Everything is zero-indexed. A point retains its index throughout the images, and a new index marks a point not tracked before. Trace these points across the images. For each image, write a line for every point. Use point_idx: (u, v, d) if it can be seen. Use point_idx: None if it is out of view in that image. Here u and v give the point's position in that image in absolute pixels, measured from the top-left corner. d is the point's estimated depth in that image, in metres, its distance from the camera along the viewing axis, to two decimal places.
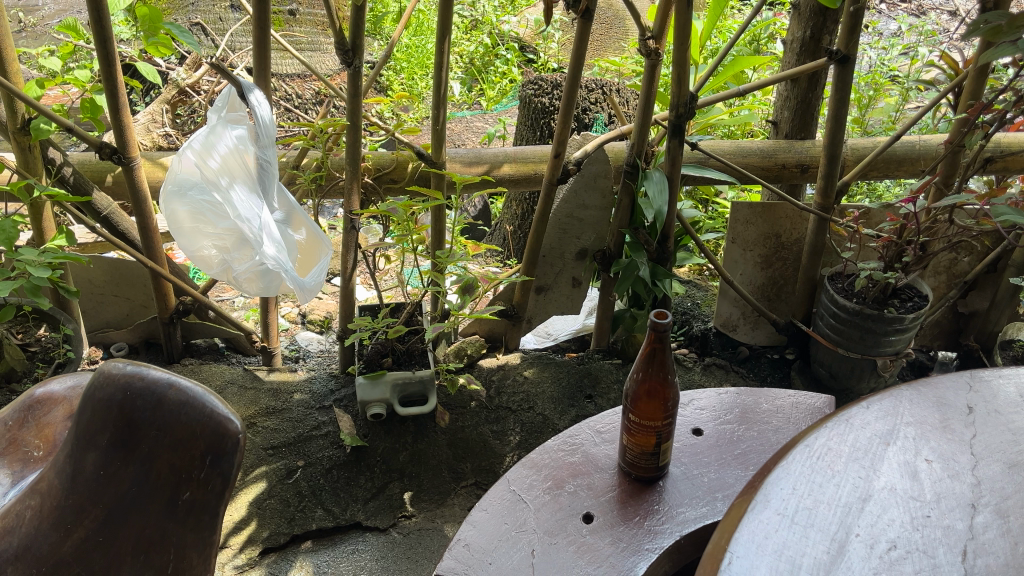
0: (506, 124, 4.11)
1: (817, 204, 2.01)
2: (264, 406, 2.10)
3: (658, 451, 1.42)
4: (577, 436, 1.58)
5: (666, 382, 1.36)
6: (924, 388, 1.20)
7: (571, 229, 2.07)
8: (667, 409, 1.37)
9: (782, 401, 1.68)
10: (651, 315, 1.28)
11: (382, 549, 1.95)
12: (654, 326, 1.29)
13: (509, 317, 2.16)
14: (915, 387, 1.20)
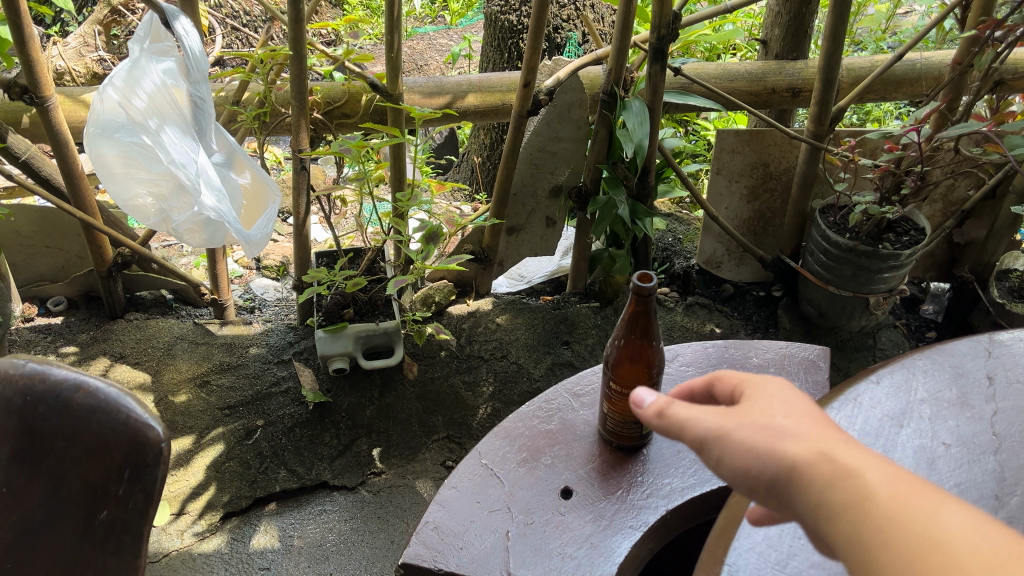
0: (471, 39, 3.88)
1: (809, 132, 1.85)
2: (218, 362, 1.94)
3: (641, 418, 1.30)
4: (554, 401, 1.45)
5: (647, 349, 1.23)
6: (939, 357, 1.08)
7: (544, 163, 1.90)
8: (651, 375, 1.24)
9: (771, 353, 1.56)
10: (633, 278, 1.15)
11: (350, 510, 1.90)
12: (637, 291, 1.15)
13: (479, 261, 2.00)
14: (928, 355, 1.09)
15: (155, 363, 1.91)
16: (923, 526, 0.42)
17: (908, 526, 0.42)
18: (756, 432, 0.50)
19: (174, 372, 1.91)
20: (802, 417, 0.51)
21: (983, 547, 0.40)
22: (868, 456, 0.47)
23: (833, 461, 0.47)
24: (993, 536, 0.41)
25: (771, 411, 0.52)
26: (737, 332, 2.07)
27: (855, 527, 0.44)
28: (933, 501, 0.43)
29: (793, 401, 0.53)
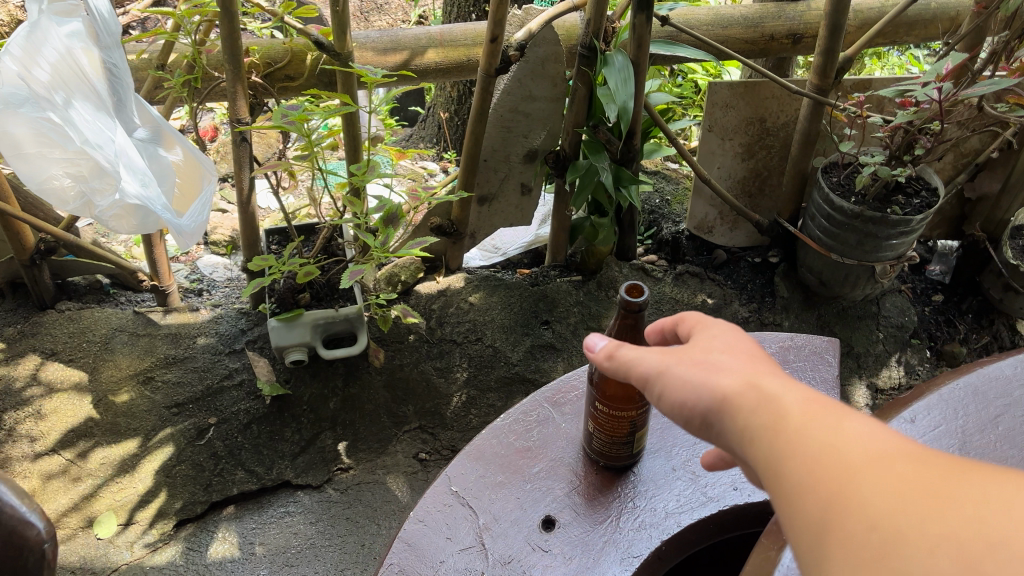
0: None
1: (812, 86, 1.65)
2: (163, 356, 1.75)
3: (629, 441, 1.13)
4: (534, 414, 1.27)
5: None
6: (981, 386, 0.90)
7: (516, 126, 1.70)
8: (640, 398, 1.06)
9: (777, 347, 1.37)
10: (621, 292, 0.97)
11: (315, 512, 1.75)
12: (626, 309, 0.97)
13: (448, 236, 1.81)
14: (967, 381, 0.91)
15: (92, 360, 1.71)
16: (824, 436, 0.48)
17: (811, 439, 0.48)
18: (691, 364, 0.60)
19: (114, 369, 1.71)
20: (736, 355, 0.59)
21: (875, 454, 0.45)
22: (785, 382, 0.54)
23: (755, 388, 0.54)
24: (885, 444, 0.46)
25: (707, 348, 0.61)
26: (731, 303, 1.91)
27: (769, 443, 0.50)
28: (838, 415, 0.50)
29: (732, 342, 0.62)
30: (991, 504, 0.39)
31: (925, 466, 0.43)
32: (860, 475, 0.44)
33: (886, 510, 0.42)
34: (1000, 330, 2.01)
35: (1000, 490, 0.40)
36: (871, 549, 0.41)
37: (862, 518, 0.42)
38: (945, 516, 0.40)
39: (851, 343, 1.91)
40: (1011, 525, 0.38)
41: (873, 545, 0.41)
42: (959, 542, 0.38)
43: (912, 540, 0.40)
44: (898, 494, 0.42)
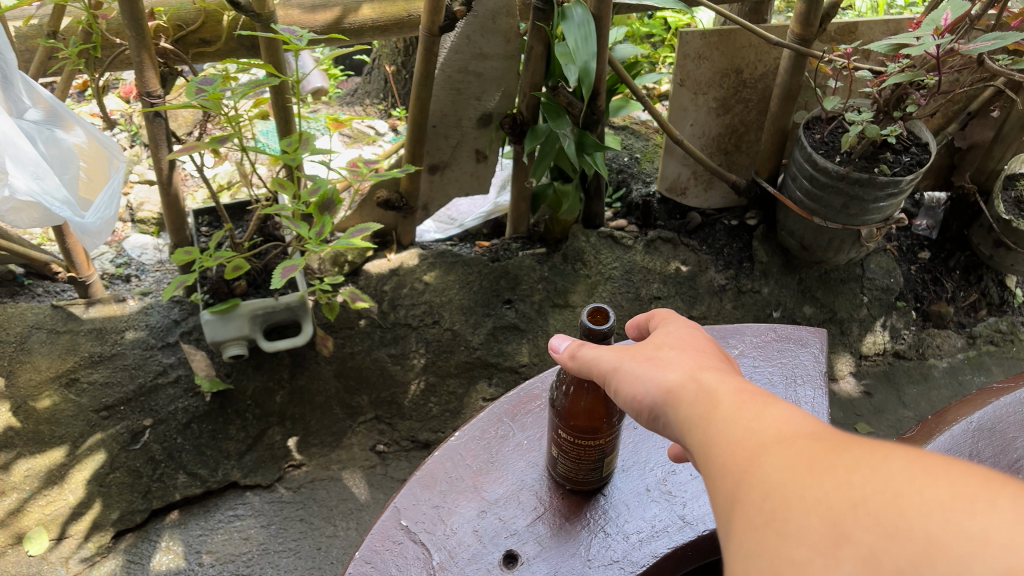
0: None
1: (794, 35, 1.48)
2: (87, 355, 1.57)
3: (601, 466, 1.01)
4: (492, 430, 1.15)
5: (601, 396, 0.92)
6: (999, 427, 0.78)
7: (467, 87, 1.52)
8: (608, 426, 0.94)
9: (761, 347, 1.21)
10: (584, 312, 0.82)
11: (267, 514, 1.64)
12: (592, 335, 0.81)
13: (397, 210, 1.64)
14: (986, 413, 0.79)
15: (6, 362, 1.51)
16: (745, 426, 0.55)
17: (739, 430, 0.55)
18: (645, 365, 0.69)
19: (32, 372, 1.52)
20: (685, 356, 0.68)
21: (782, 437, 0.52)
22: (721, 378, 0.63)
23: (692, 385, 0.63)
24: (798, 430, 0.53)
25: (657, 349, 0.71)
26: (707, 270, 1.78)
27: (701, 430, 0.59)
28: (762, 408, 0.57)
29: (684, 346, 0.70)
30: (862, 468, 0.45)
31: (823, 445, 0.50)
32: (768, 458, 0.51)
33: (786, 488, 0.48)
34: (988, 286, 1.92)
35: (874, 459, 0.46)
36: (765, 516, 0.47)
37: (766, 493, 0.49)
38: (824, 484, 0.46)
39: (834, 309, 1.80)
40: (869, 486, 0.44)
41: (768, 513, 0.47)
42: (829, 507, 0.44)
43: (797, 508, 0.46)
44: (793, 469, 0.49)
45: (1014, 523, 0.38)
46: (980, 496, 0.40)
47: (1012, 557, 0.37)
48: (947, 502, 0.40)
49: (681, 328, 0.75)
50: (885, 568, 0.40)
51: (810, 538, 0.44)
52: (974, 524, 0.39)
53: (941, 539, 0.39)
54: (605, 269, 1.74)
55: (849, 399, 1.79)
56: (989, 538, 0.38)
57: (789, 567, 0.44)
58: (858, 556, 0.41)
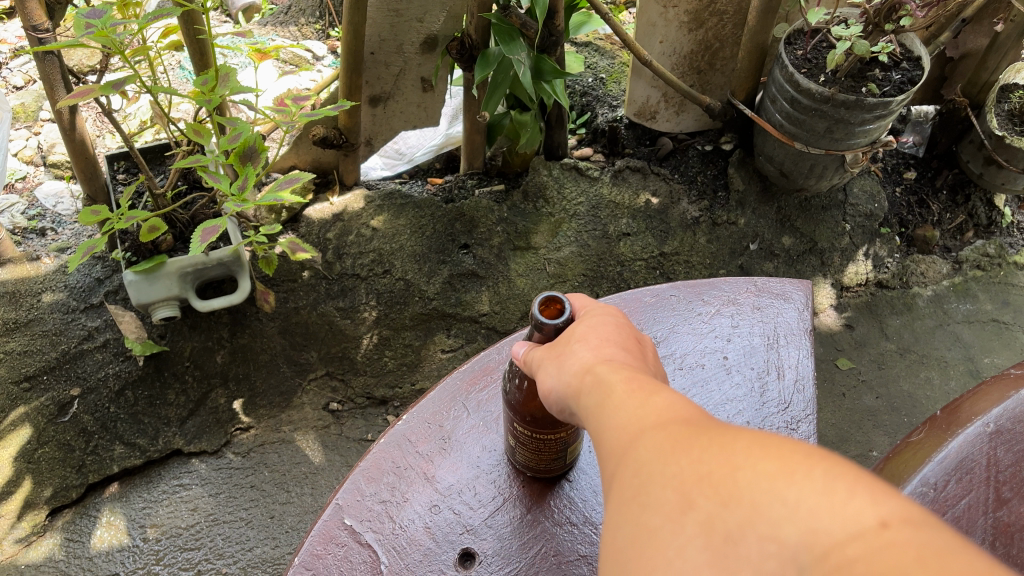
0: None
1: None
2: (1, 322, 1.44)
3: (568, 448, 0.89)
4: (443, 412, 1.05)
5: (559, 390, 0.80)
6: (1018, 429, 0.71)
7: (406, 8, 1.34)
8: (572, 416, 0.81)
9: (742, 304, 1.09)
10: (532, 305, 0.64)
11: (215, 482, 1.53)
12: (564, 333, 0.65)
13: (337, 148, 1.47)
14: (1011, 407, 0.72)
15: None
16: (625, 407, 0.49)
17: (615, 404, 0.49)
18: (553, 364, 0.57)
19: None
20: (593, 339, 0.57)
21: (658, 413, 0.46)
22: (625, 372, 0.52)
23: (590, 375, 0.53)
24: (674, 405, 0.47)
25: (568, 342, 0.58)
26: (679, 202, 1.65)
27: (590, 418, 0.51)
28: (649, 387, 0.50)
29: (596, 336, 0.58)
30: (714, 440, 0.41)
31: (692, 419, 0.45)
32: (639, 432, 0.46)
33: (646, 460, 0.43)
34: (976, 206, 1.80)
35: (730, 431, 0.42)
36: (628, 489, 0.43)
37: (631, 466, 0.44)
38: (680, 458, 0.41)
39: (815, 239, 1.69)
40: (716, 457, 0.40)
41: (630, 485, 0.43)
42: (681, 479, 0.40)
43: (654, 479, 0.42)
44: (658, 443, 0.44)
45: (827, 490, 0.35)
46: (806, 464, 0.37)
47: (822, 523, 0.34)
48: (775, 470, 0.37)
49: (594, 308, 0.62)
50: (718, 538, 0.37)
51: (662, 506, 0.40)
52: (795, 492, 0.36)
53: (766, 505, 0.36)
54: (570, 206, 1.61)
55: (830, 334, 1.70)
56: (805, 506, 0.35)
57: (642, 539, 0.40)
58: (700, 524, 0.38)
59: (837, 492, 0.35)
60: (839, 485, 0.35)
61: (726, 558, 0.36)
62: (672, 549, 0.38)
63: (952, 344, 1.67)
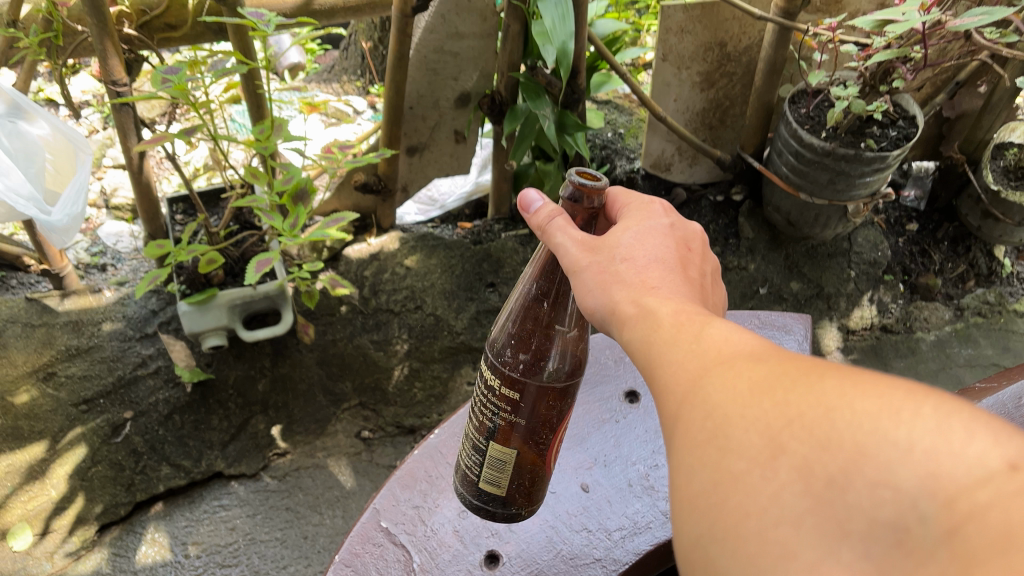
0: None
1: (778, 8, 1.44)
2: (64, 348, 1.54)
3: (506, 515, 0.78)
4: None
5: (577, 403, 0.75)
6: None
7: (443, 67, 1.48)
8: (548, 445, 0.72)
9: None
10: (570, 172, 0.65)
11: (253, 503, 1.64)
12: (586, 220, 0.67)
13: (376, 193, 1.61)
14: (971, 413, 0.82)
15: None
16: (686, 348, 0.49)
17: (673, 349, 0.49)
18: (595, 279, 0.60)
19: (9, 367, 1.49)
20: (642, 257, 0.61)
21: (724, 356, 0.46)
22: (671, 302, 0.55)
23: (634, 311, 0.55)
24: (737, 346, 0.47)
25: (612, 259, 0.60)
26: None
27: (638, 353, 0.53)
28: (702, 326, 0.51)
29: (639, 255, 0.61)
30: (800, 382, 0.40)
31: (761, 359, 0.44)
32: (708, 377, 0.45)
33: (721, 401, 0.43)
34: (977, 257, 1.90)
35: (817, 371, 0.41)
36: (700, 433, 0.42)
37: (702, 409, 0.43)
38: (762, 401, 0.41)
39: (821, 284, 1.79)
40: (806, 399, 0.39)
41: (702, 430, 0.42)
42: (767, 423, 0.39)
43: (734, 423, 0.41)
44: (734, 385, 0.43)
45: (942, 430, 0.34)
46: (913, 402, 0.36)
47: (942, 464, 0.33)
48: (876, 408, 0.36)
49: (637, 219, 0.66)
50: (819, 482, 0.36)
51: (748, 451, 0.39)
52: (903, 429, 0.35)
53: (870, 444, 0.35)
54: None
55: None
56: (918, 445, 0.34)
57: (725, 484, 0.39)
58: (796, 468, 0.37)
59: (951, 431, 0.34)
60: (954, 424, 0.34)
61: (831, 502, 0.35)
62: (767, 494, 0.37)
63: (954, 386, 1.75)
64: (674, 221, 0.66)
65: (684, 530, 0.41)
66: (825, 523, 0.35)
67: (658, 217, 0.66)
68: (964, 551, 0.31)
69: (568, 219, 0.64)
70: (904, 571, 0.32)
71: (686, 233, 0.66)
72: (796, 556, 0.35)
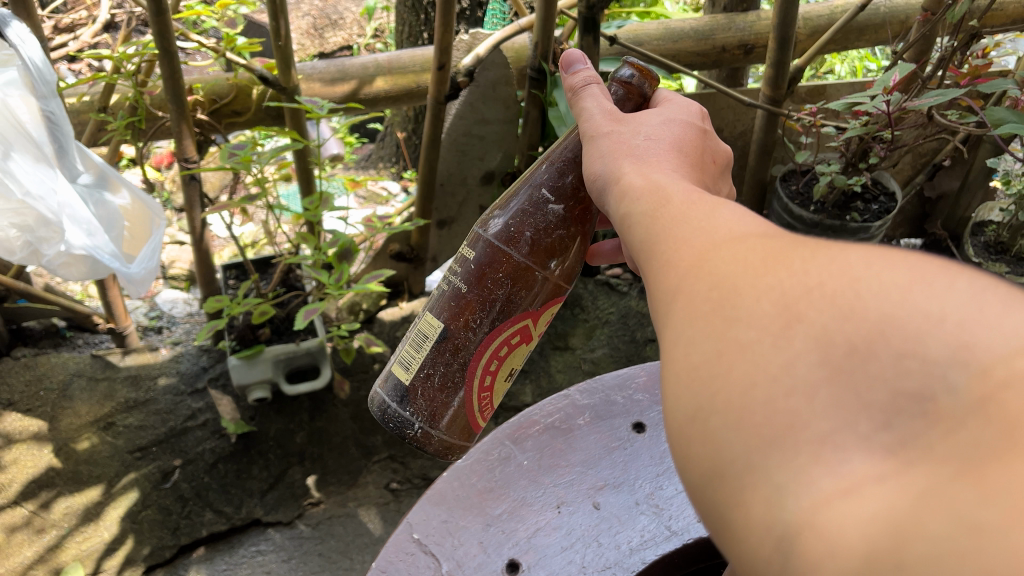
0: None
1: (766, 96, 1.62)
2: (122, 401, 1.69)
3: (405, 421, 0.80)
4: (494, 452, 1.24)
5: (525, 326, 0.77)
6: None
7: (471, 149, 1.68)
8: (469, 338, 0.77)
9: None
10: (624, 62, 0.77)
11: (288, 548, 1.76)
12: (623, 103, 0.76)
13: (409, 261, 1.80)
14: None
15: (50, 408, 1.63)
16: (696, 226, 0.52)
17: (685, 228, 0.52)
18: (610, 147, 0.66)
19: (73, 417, 1.64)
20: (656, 145, 0.65)
21: (733, 235, 0.49)
22: (684, 186, 0.58)
23: (647, 188, 0.59)
24: (744, 226, 0.50)
25: (634, 134, 0.67)
26: None
27: (643, 225, 0.56)
28: (712, 208, 0.54)
29: (654, 146, 0.65)
30: (819, 256, 0.43)
31: (770, 238, 0.47)
32: (719, 251, 0.48)
33: (733, 272, 0.45)
34: None
35: (832, 250, 0.43)
36: (706, 303, 0.45)
37: (709, 282, 0.46)
38: (777, 271, 0.43)
39: None
40: (827, 272, 0.41)
41: (709, 299, 0.45)
42: (783, 292, 0.42)
43: (745, 292, 0.43)
44: (744, 259, 0.46)
45: (975, 305, 0.37)
46: (944, 279, 0.39)
47: (970, 336, 0.36)
48: (906, 284, 0.39)
49: (663, 113, 0.70)
50: (840, 352, 0.38)
51: (761, 321, 0.41)
52: (934, 303, 0.37)
53: (900, 316, 0.38)
54: (603, 314, 1.88)
55: None
56: (951, 317, 0.37)
57: (735, 353, 0.41)
58: (812, 337, 0.39)
59: (986, 307, 0.37)
60: (987, 305, 0.37)
61: (851, 371, 0.37)
62: (779, 362, 0.39)
63: None
64: (696, 126, 0.70)
65: (683, 401, 0.43)
66: (843, 393, 0.37)
67: (690, 119, 0.70)
68: (996, 414, 0.34)
69: (603, 90, 0.75)
70: (930, 439, 0.35)
71: (712, 147, 0.70)
72: (809, 426, 0.37)
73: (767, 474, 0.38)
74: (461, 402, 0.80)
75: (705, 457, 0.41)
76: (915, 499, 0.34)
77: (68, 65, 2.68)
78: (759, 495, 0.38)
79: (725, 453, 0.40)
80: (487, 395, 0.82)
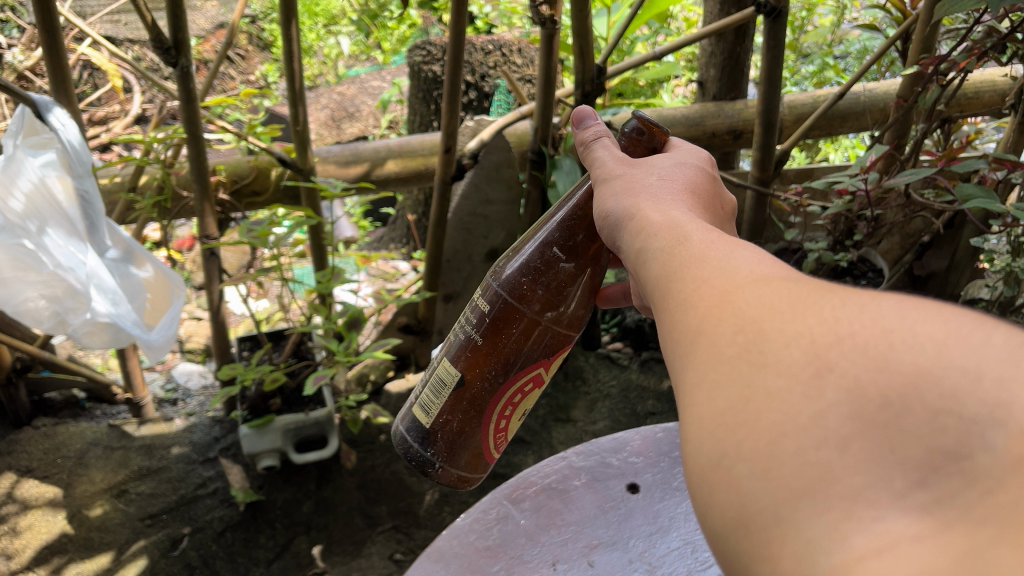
0: (401, 86, 3.93)
1: (754, 177, 1.71)
2: (136, 468, 1.77)
3: (424, 460, 0.87)
4: (493, 511, 1.26)
5: (539, 372, 0.83)
6: None
7: (476, 227, 1.78)
8: (484, 387, 0.82)
9: None
10: (635, 112, 0.82)
11: None
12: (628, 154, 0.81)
13: (416, 334, 1.87)
14: None
15: (66, 476, 1.71)
16: (714, 266, 0.51)
17: (701, 266, 0.52)
18: (624, 186, 0.69)
19: (88, 483, 1.71)
20: (665, 189, 0.66)
21: (755, 275, 0.48)
22: (699, 225, 0.58)
23: (664, 229, 0.58)
24: (761, 265, 0.50)
25: (646, 172, 0.70)
26: None
27: (659, 261, 0.56)
28: (729, 249, 0.53)
29: (667, 187, 0.67)
30: (850, 303, 0.42)
31: (794, 281, 0.47)
32: (742, 293, 0.47)
33: (756, 314, 0.44)
34: None
35: (862, 296, 0.43)
36: (732, 347, 0.44)
37: (732, 322, 0.45)
38: (805, 317, 0.42)
39: None
40: (855, 318, 0.40)
41: (734, 343, 0.44)
42: (811, 339, 0.41)
43: (772, 337, 0.42)
44: (769, 302, 0.45)
45: (1011, 360, 0.36)
46: (980, 331, 0.38)
47: (1011, 395, 0.35)
48: (942, 336, 0.38)
49: (676, 159, 0.73)
50: (874, 406, 0.37)
51: (790, 368, 0.40)
52: (970, 358, 0.36)
53: (936, 371, 0.36)
54: (604, 387, 1.96)
55: None
56: (987, 374, 0.36)
57: (761, 400, 0.40)
58: (845, 389, 0.38)
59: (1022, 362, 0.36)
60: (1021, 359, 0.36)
61: (883, 426, 0.36)
62: (808, 413, 0.38)
63: None
64: (707, 172, 0.72)
65: (704, 449, 0.42)
66: (876, 447, 0.36)
67: (701, 163, 0.73)
68: None
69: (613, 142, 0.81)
70: (970, 499, 0.34)
71: (722, 193, 0.73)
72: (841, 480, 0.36)
73: (796, 529, 0.36)
74: (478, 443, 0.86)
75: (728, 505, 0.40)
76: (956, 560, 0.32)
77: (99, 154, 2.85)
78: (788, 550, 0.36)
79: (750, 502, 0.39)
80: (502, 433, 0.88)
